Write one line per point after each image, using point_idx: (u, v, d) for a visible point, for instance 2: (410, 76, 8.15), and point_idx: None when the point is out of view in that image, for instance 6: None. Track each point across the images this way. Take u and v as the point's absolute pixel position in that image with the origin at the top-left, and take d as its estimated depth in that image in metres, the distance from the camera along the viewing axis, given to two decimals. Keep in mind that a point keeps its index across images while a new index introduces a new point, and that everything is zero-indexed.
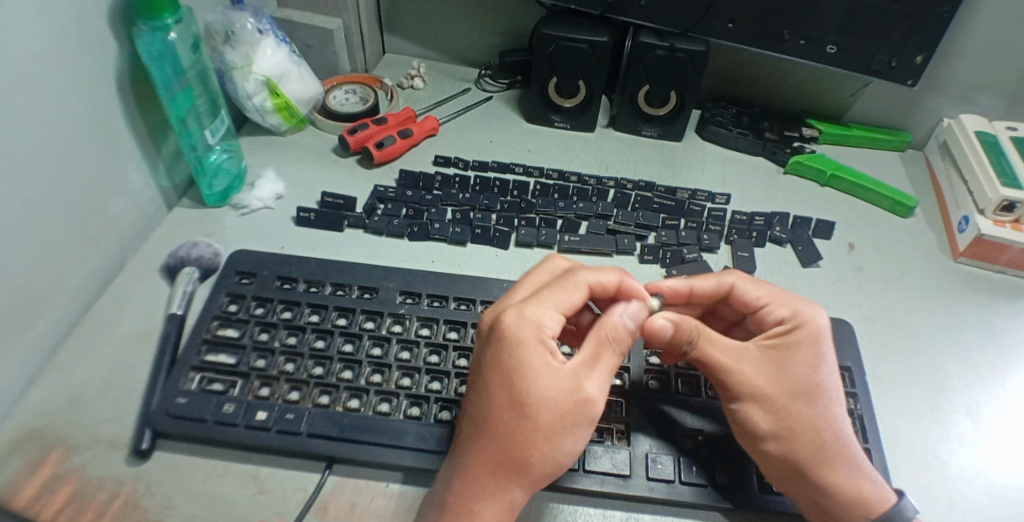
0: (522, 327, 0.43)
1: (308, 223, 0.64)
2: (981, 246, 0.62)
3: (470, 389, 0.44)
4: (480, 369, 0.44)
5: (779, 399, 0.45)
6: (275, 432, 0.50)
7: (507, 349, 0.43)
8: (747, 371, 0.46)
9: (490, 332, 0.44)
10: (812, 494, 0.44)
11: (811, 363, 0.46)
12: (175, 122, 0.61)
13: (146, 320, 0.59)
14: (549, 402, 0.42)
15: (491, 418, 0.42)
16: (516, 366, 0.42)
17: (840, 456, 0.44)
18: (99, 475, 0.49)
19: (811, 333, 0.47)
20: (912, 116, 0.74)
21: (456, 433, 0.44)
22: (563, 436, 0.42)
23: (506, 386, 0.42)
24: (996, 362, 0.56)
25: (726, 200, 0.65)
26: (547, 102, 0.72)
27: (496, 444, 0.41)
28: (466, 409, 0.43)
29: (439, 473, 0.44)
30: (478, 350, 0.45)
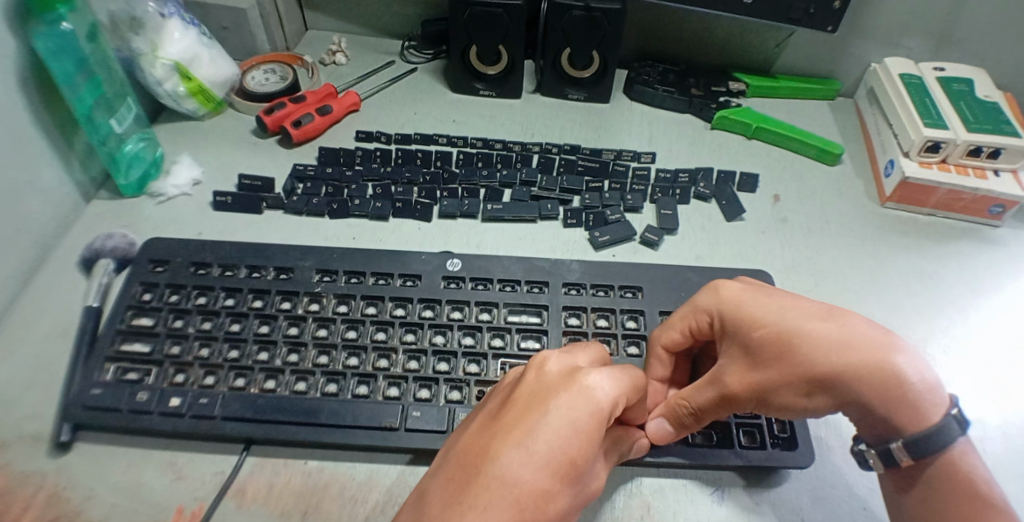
0: (604, 391, 0.38)
1: (226, 207, 0.62)
2: (907, 189, 0.61)
3: (518, 433, 0.35)
4: (542, 414, 0.36)
5: (776, 371, 0.42)
6: (189, 418, 0.49)
7: (584, 409, 0.36)
8: (729, 378, 0.44)
9: (567, 380, 0.38)
10: (891, 423, 0.40)
11: (755, 325, 0.44)
12: (82, 117, 0.59)
13: (67, 313, 0.58)
14: (585, 483, 0.37)
15: (537, 475, 0.34)
16: (587, 431, 0.36)
17: (870, 369, 0.40)
18: (23, 471, 0.49)
19: (732, 305, 0.46)
20: (838, 63, 0.73)
21: (476, 472, 0.34)
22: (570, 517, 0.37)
23: (567, 449, 0.35)
24: (921, 302, 0.56)
25: (651, 159, 0.64)
26: (469, 70, 0.70)
27: (527, 504, 0.34)
28: (507, 452, 0.35)
29: (422, 497, 0.35)
30: (535, 390, 0.38)
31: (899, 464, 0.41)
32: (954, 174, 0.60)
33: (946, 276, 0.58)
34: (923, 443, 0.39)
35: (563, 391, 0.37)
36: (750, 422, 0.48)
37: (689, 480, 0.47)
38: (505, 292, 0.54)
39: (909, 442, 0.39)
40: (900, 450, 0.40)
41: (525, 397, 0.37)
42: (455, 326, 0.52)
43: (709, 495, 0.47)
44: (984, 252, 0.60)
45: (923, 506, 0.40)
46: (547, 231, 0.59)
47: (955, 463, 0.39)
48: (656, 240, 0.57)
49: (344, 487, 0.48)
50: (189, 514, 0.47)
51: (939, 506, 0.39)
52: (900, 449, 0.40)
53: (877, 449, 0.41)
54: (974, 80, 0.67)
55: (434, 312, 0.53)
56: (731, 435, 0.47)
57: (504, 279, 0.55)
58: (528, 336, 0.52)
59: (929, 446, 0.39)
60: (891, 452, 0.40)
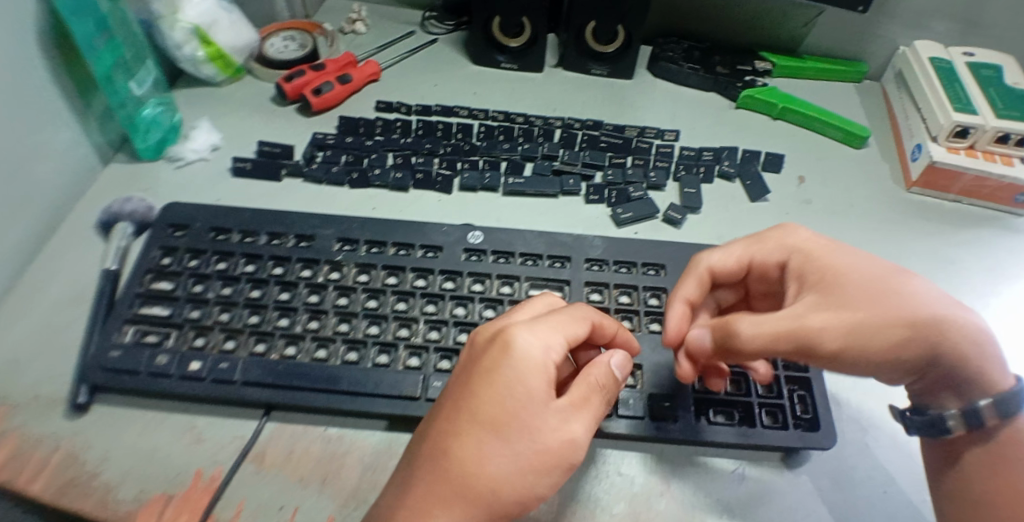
0: (523, 345, 0.38)
1: (244, 173, 0.62)
2: (933, 174, 0.61)
3: (449, 405, 0.38)
4: (468, 381, 0.38)
5: (878, 313, 0.40)
6: (209, 382, 0.49)
7: (507, 367, 0.37)
8: (820, 316, 0.40)
9: (490, 344, 0.39)
10: (975, 379, 0.41)
11: (842, 271, 0.43)
12: (102, 79, 0.58)
13: (83, 276, 0.58)
14: (536, 433, 0.37)
15: (470, 441, 0.36)
16: (515, 389, 0.37)
17: (970, 325, 0.40)
18: (39, 432, 0.49)
19: (814, 251, 0.45)
20: (863, 45, 0.73)
21: (417, 450, 0.37)
22: (537, 473, 0.37)
23: (495, 410, 0.37)
24: (942, 288, 0.56)
25: (675, 137, 0.64)
26: (491, 42, 0.70)
27: (457, 468, 0.36)
28: (436, 426, 0.37)
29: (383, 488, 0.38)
30: (469, 360, 0.40)
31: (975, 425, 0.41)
32: (980, 161, 0.60)
33: (967, 263, 0.58)
34: (1009, 402, 0.40)
35: (482, 352, 0.39)
36: (773, 402, 0.48)
37: (709, 458, 0.47)
38: (527, 266, 0.54)
39: (997, 398, 0.40)
40: (987, 407, 0.41)
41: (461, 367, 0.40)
42: (476, 298, 0.52)
43: (729, 474, 0.47)
44: (1005, 241, 0.60)
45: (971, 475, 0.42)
46: (569, 206, 0.59)
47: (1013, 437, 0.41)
48: (680, 218, 0.57)
49: (363, 455, 0.48)
50: (208, 477, 0.47)
51: (989, 475, 0.41)
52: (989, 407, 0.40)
53: (962, 407, 0.41)
54: (1002, 66, 0.66)
55: (455, 284, 0.53)
56: (754, 414, 0.47)
57: (526, 253, 0.55)
58: None
59: (1011, 407, 0.41)
60: (977, 411, 0.41)
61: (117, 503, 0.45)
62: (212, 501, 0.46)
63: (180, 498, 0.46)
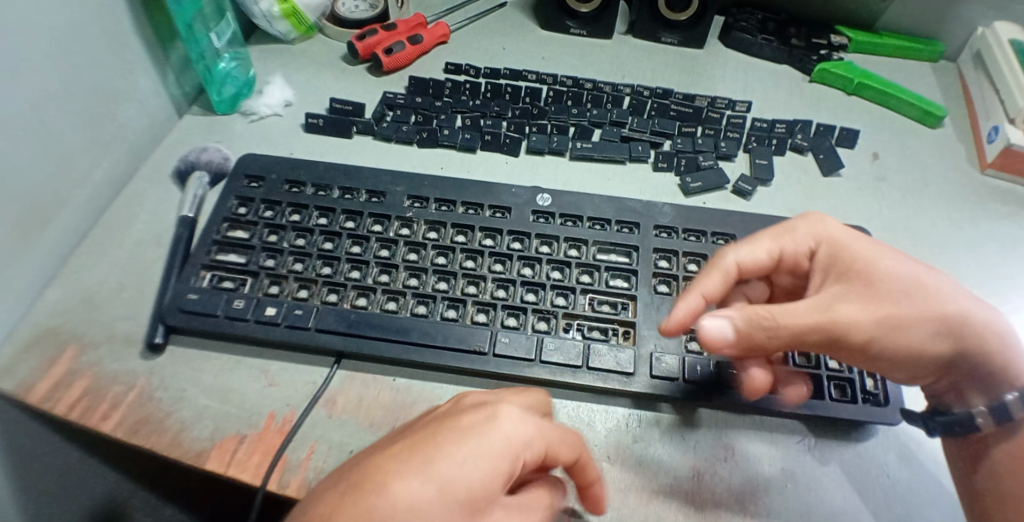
0: (512, 418, 0.37)
1: (317, 129, 0.63)
2: (1011, 157, 0.60)
3: (413, 454, 0.35)
4: (442, 434, 0.36)
5: (908, 309, 0.42)
6: (283, 328, 0.51)
7: (485, 437, 0.36)
8: (855, 308, 0.42)
9: (474, 410, 0.38)
10: (998, 372, 0.44)
11: (876, 264, 0.44)
12: (184, 28, 0.59)
13: (160, 223, 0.60)
14: (434, 435, 0.36)
15: (421, 495, 0.33)
16: (488, 460, 0.35)
17: (993, 321, 0.44)
18: (117, 369, 0.51)
19: (844, 241, 0.46)
20: (944, 23, 0.71)
21: (357, 486, 0.34)
22: (412, 473, 0.34)
23: (461, 476, 0.34)
24: (1018, 272, 0.55)
25: (746, 108, 0.63)
26: (563, 6, 0.69)
27: (354, 461, 0.37)
28: (392, 472, 0.34)
29: (306, 506, 0.35)
30: (446, 420, 0.38)
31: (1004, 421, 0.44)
32: None
33: None
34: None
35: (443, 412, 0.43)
36: (840, 375, 0.48)
37: (774, 429, 0.48)
38: (595, 231, 0.54)
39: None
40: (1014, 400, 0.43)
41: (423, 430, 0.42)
42: (544, 259, 0.53)
43: (793, 445, 0.47)
44: None
45: (995, 475, 0.44)
46: (636, 174, 0.59)
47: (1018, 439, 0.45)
48: (751, 190, 0.56)
49: (431, 406, 0.50)
50: (281, 420, 0.49)
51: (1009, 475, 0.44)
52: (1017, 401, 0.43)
53: (991, 403, 0.44)
54: None
55: (523, 245, 0.54)
56: (821, 386, 0.47)
57: (594, 218, 0.55)
58: (619, 275, 0.52)
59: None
60: (1005, 405, 0.43)
61: (192, 441, 0.47)
62: (284, 443, 0.48)
63: (253, 439, 0.48)
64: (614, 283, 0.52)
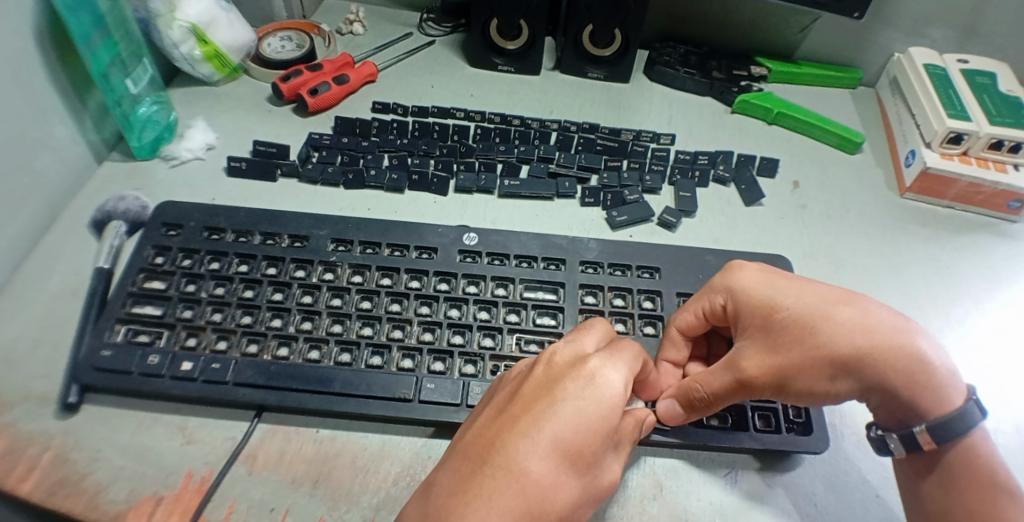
0: (609, 372, 0.39)
1: (240, 173, 0.62)
2: (928, 180, 0.63)
3: (527, 421, 0.37)
4: (552, 404, 0.37)
5: (800, 355, 0.43)
6: (201, 382, 0.49)
7: (595, 398, 0.38)
8: (748, 362, 0.44)
9: (573, 370, 0.39)
10: (913, 405, 0.42)
11: (775, 308, 0.45)
12: (97, 75, 0.57)
13: (76, 274, 0.56)
14: (527, 406, 0.38)
15: (544, 462, 0.36)
16: (596, 419, 0.37)
17: (903, 354, 0.42)
18: (28, 431, 0.47)
19: (747, 289, 0.47)
20: (850, 53, 0.75)
21: (483, 462, 0.36)
22: (534, 439, 0.36)
23: (573, 437, 0.37)
24: (935, 290, 0.57)
25: (671, 140, 0.66)
26: (490, 44, 0.72)
27: (463, 450, 0.37)
28: (511, 443, 0.36)
29: (431, 486, 0.36)
30: (544, 383, 0.39)
31: (921, 449, 0.42)
32: (974, 167, 0.61)
33: (962, 269, 0.59)
34: (946, 428, 0.41)
35: (497, 385, 0.43)
36: (765, 406, 0.48)
37: (700, 462, 0.47)
38: (521, 268, 0.54)
39: (934, 425, 0.41)
40: (923, 432, 0.42)
41: (483, 401, 0.43)
42: (471, 300, 0.52)
43: (722, 478, 0.47)
44: (999, 246, 0.61)
45: (942, 493, 0.42)
46: (565, 209, 0.61)
47: (975, 448, 0.41)
48: (675, 221, 0.59)
49: (356, 456, 0.48)
50: (199, 479, 0.46)
51: (959, 490, 0.41)
52: (924, 433, 0.41)
53: (899, 432, 0.43)
54: (996, 74, 0.68)
55: (449, 285, 0.53)
56: (746, 418, 0.47)
57: (520, 255, 0.55)
58: (545, 312, 0.52)
59: (950, 431, 0.41)
60: (913, 436, 0.42)
61: (108, 504, 0.44)
62: (203, 503, 0.45)
63: (170, 500, 0.45)
64: (540, 321, 0.51)
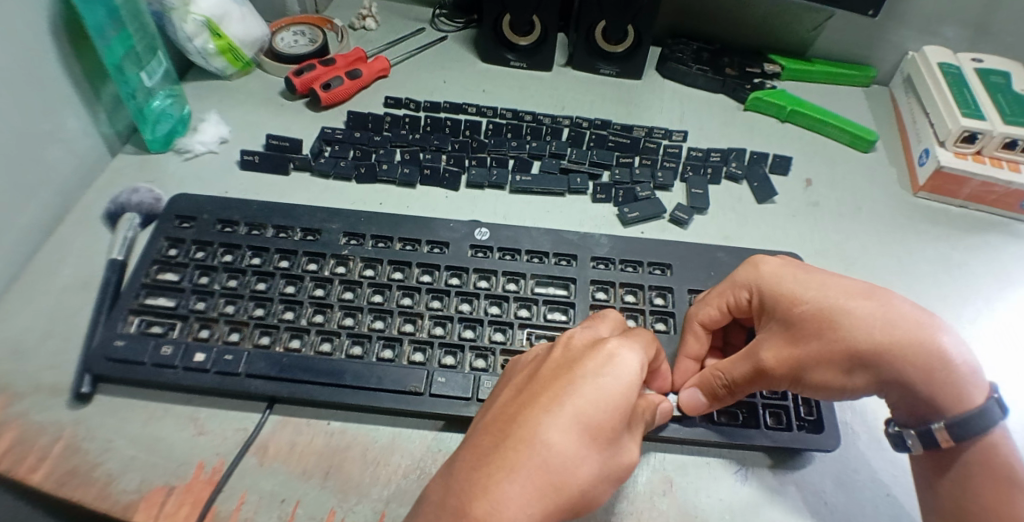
0: (628, 350, 0.39)
1: (253, 167, 0.62)
2: (941, 179, 0.62)
3: (546, 397, 0.37)
4: (570, 381, 0.37)
5: (818, 346, 0.43)
6: (213, 374, 0.49)
7: (615, 375, 0.37)
8: (765, 352, 0.44)
9: (590, 350, 0.39)
10: (933, 400, 0.42)
11: (795, 301, 0.45)
12: (112, 68, 0.58)
13: (89, 265, 0.57)
14: (547, 385, 0.38)
15: (564, 438, 0.35)
16: (615, 397, 0.37)
17: (925, 350, 0.42)
18: (40, 421, 0.48)
19: (770, 281, 0.46)
20: (864, 51, 0.75)
21: (504, 436, 0.36)
22: (555, 416, 0.36)
23: (594, 414, 0.36)
24: (948, 290, 0.57)
25: (682, 137, 0.66)
26: (502, 40, 0.72)
27: (483, 429, 0.37)
28: (530, 418, 0.36)
29: (453, 463, 0.37)
30: (563, 362, 0.39)
31: (939, 446, 0.42)
32: (987, 166, 0.61)
33: (974, 269, 0.59)
34: (965, 424, 0.41)
35: (514, 367, 0.43)
36: (776, 403, 0.48)
37: (713, 458, 0.47)
38: (532, 264, 0.54)
39: (953, 422, 0.41)
40: (942, 429, 0.42)
41: (500, 384, 0.43)
42: (482, 294, 0.52)
43: (733, 473, 0.47)
44: (1012, 246, 0.61)
45: (959, 489, 0.42)
46: (576, 205, 0.61)
47: (991, 447, 0.41)
48: (686, 218, 0.59)
49: (366, 449, 0.48)
50: (210, 469, 0.47)
51: (976, 487, 0.41)
52: (943, 430, 0.41)
53: (917, 428, 0.43)
54: (1011, 73, 0.67)
55: (460, 280, 0.53)
56: (757, 415, 0.47)
57: (531, 251, 0.55)
58: (557, 307, 0.52)
59: (969, 428, 0.41)
60: (932, 433, 0.42)
61: (119, 494, 0.45)
62: (213, 494, 0.45)
63: (181, 490, 0.45)
64: (552, 317, 0.51)
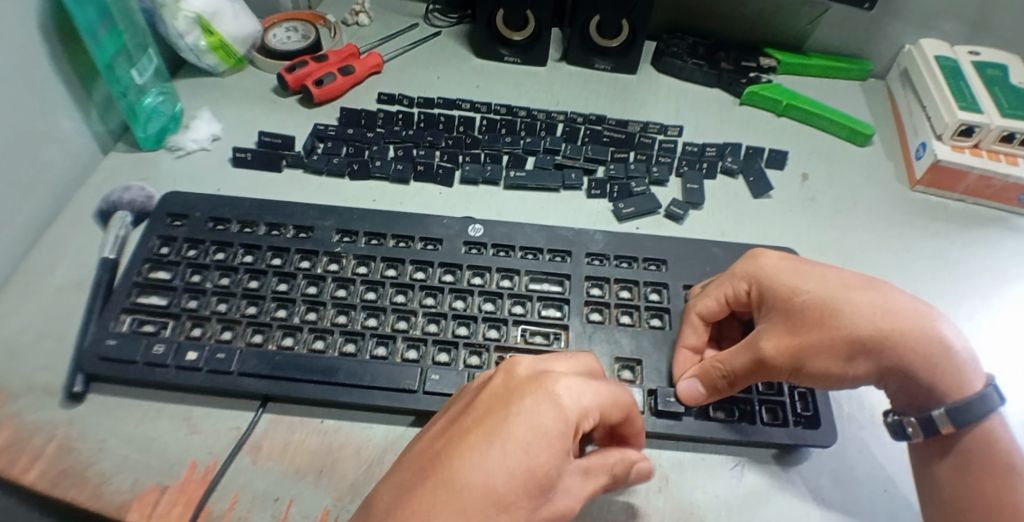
0: (572, 392, 0.36)
1: (246, 164, 0.62)
2: (938, 173, 0.62)
3: (478, 434, 0.34)
4: (503, 418, 0.34)
5: (819, 335, 0.43)
6: (205, 373, 0.49)
7: (551, 413, 0.35)
8: (766, 342, 0.44)
9: (532, 383, 0.36)
10: (931, 388, 0.42)
11: (795, 291, 0.45)
12: (103, 67, 0.57)
13: (81, 264, 0.56)
14: (479, 420, 0.35)
15: (488, 479, 0.33)
16: (548, 439, 0.34)
17: (925, 337, 0.42)
18: (33, 421, 0.47)
19: (770, 273, 0.46)
20: (860, 44, 0.74)
21: (428, 474, 0.33)
22: (481, 454, 0.33)
23: (523, 455, 0.34)
24: (945, 284, 0.57)
25: (678, 132, 0.66)
26: (496, 35, 0.72)
27: (409, 464, 0.35)
28: (458, 456, 0.33)
29: (372, 501, 0.34)
30: (501, 395, 0.36)
31: (938, 433, 0.42)
32: (985, 160, 0.61)
33: (972, 263, 0.58)
34: (965, 410, 0.41)
35: (456, 398, 0.40)
36: (772, 399, 0.48)
37: (708, 454, 0.47)
38: (527, 260, 0.54)
39: (953, 408, 0.41)
40: (942, 417, 0.42)
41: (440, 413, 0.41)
42: (476, 291, 0.52)
43: (729, 470, 0.47)
44: (1010, 239, 0.60)
45: (958, 478, 0.42)
46: (571, 201, 0.60)
47: (990, 433, 0.41)
48: (682, 214, 0.58)
49: (360, 447, 0.48)
50: (204, 469, 0.46)
51: (975, 475, 0.41)
52: (944, 418, 0.41)
53: (918, 417, 0.43)
54: (1008, 66, 0.67)
55: (454, 277, 0.53)
56: (753, 411, 0.47)
57: (526, 247, 0.55)
58: (552, 303, 0.52)
59: (969, 415, 0.41)
60: (932, 420, 0.42)
61: (112, 494, 0.44)
62: (207, 493, 0.45)
63: (175, 490, 0.45)
64: (547, 313, 0.51)
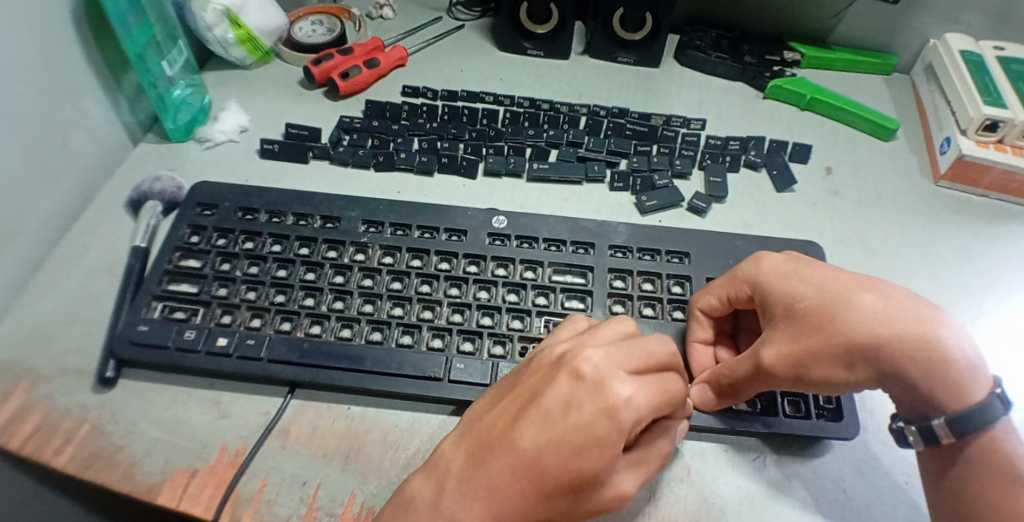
0: (634, 402, 0.37)
1: (272, 155, 0.63)
2: (962, 168, 0.61)
3: (539, 431, 0.37)
4: (564, 422, 0.37)
5: (816, 341, 0.42)
6: (236, 359, 0.50)
7: (610, 424, 0.36)
8: (765, 348, 0.44)
9: (597, 389, 0.37)
10: (930, 396, 0.42)
11: (795, 297, 0.45)
12: (133, 57, 0.59)
13: (111, 252, 0.57)
14: (542, 414, 0.37)
15: (545, 474, 0.36)
16: (604, 448, 0.36)
17: (925, 345, 0.41)
18: (65, 403, 0.49)
19: (770, 277, 0.46)
20: (886, 38, 0.74)
21: (486, 457, 0.37)
22: (542, 453, 0.36)
23: (578, 459, 0.36)
24: (970, 280, 0.56)
25: (701, 125, 0.66)
26: (519, 28, 0.72)
27: (474, 437, 0.39)
28: (518, 449, 0.37)
29: (435, 466, 0.39)
30: (565, 398, 0.38)
31: (940, 443, 0.42)
32: (1009, 155, 0.60)
33: (996, 260, 0.58)
34: (965, 421, 0.41)
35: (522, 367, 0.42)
36: (795, 392, 0.48)
37: (731, 447, 0.47)
38: (551, 252, 0.54)
39: (952, 419, 0.41)
40: (942, 427, 0.42)
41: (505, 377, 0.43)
42: (500, 282, 0.52)
43: (751, 462, 0.47)
44: None
45: (963, 489, 0.41)
46: (593, 194, 0.61)
47: (994, 443, 0.41)
48: (704, 207, 0.59)
49: (385, 433, 0.49)
50: (233, 452, 0.47)
51: (980, 486, 0.41)
52: (943, 428, 0.41)
53: (918, 426, 0.43)
54: None
55: (478, 268, 0.53)
56: (776, 403, 0.47)
57: (549, 239, 0.55)
58: (575, 295, 0.52)
59: (970, 425, 0.41)
60: (932, 429, 0.42)
61: (143, 476, 0.46)
62: (236, 476, 0.46)
63: (204, 472, 0.46)
64: (570, 305, 0.51)
